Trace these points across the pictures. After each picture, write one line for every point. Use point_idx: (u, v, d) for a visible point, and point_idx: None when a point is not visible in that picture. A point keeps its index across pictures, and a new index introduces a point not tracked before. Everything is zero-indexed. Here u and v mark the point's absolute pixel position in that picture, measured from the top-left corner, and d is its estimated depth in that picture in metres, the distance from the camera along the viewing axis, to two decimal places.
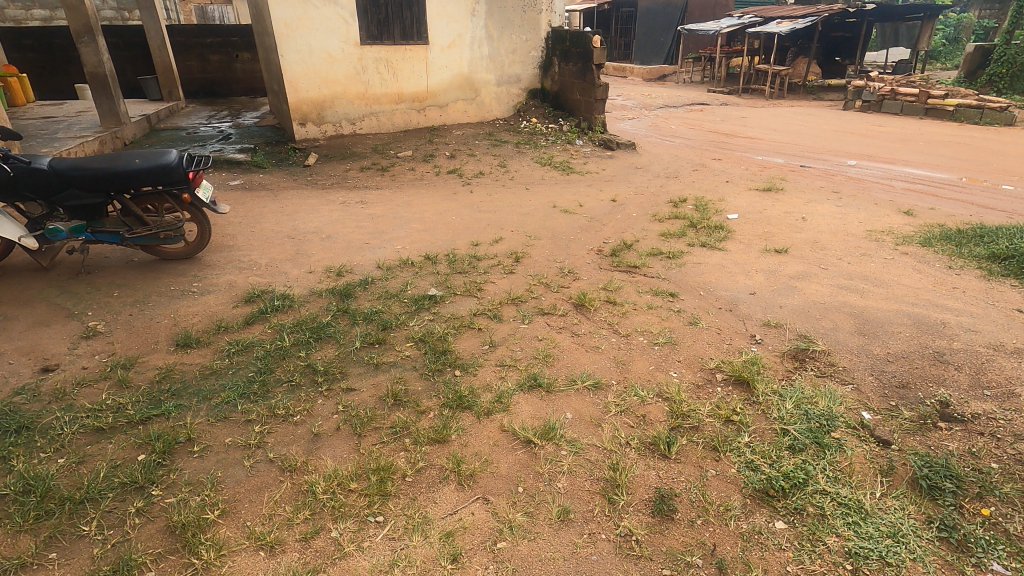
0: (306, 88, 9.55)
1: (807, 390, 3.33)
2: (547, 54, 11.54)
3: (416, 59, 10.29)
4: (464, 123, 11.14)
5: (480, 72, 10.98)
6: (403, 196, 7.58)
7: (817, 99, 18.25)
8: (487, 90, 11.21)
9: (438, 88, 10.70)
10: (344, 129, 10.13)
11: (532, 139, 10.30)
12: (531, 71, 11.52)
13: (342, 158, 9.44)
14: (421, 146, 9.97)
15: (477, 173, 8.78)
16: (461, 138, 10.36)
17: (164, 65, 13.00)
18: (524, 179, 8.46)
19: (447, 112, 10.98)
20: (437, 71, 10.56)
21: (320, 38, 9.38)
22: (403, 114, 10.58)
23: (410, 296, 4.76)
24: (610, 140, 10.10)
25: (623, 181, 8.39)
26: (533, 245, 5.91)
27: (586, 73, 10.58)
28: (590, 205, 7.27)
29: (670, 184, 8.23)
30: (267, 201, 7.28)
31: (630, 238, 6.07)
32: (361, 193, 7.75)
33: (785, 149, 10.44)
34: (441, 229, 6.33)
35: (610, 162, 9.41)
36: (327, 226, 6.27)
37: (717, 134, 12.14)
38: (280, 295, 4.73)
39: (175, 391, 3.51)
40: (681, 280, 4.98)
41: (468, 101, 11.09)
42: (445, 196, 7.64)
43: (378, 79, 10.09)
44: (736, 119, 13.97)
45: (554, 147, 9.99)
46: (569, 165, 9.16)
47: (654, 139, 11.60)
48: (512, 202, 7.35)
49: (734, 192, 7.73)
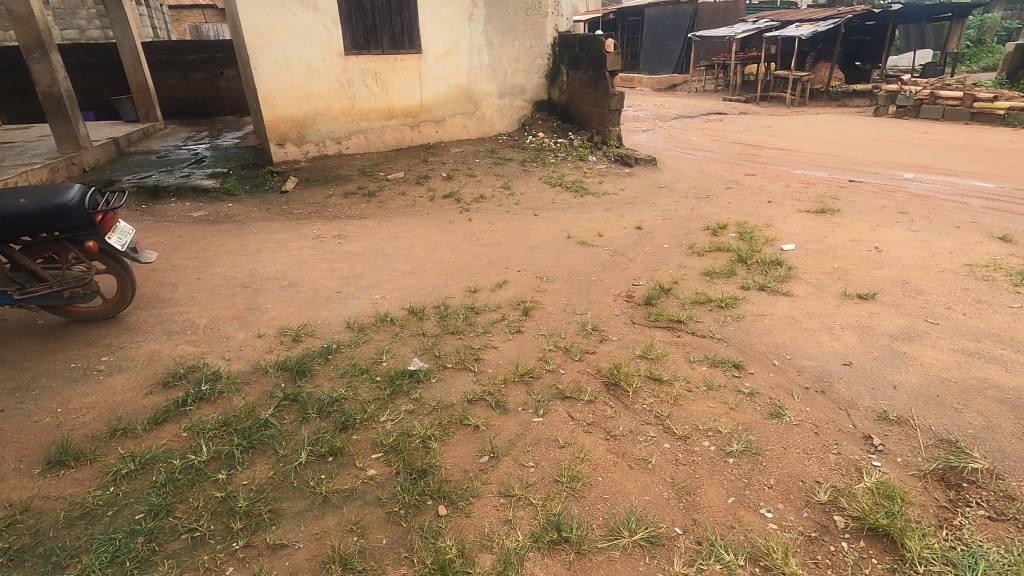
0: (283, 104, 8.49)
1: (992, 553, 2.11)
2: (554, 62, 10.44)
3: (408, 71, 9.22)
4: (463, 140, 10.04)
5: (480, 82, 9.89)
6: (389, 227, 6.45)
7: (842, 106, 17.08)
8: (488, 103, 10.11)
9: (433, 101, 9.61)
10: (328, 149, 9.05)
11: (539, 156, 9.18)
12: (537, 81, 10.42)
13: (325, 182, 8.35)
14: (415, 166, 8.87)
15: (477, 196, 7.65)
16: (460, 156, 9.26)
17: (140, 84, 12.02)
18: (531, 204, 7.31)
19: (444, 128, 9.88)
20: (431, 83, 9.48)
21: (299, 49, 8.33)
22: (396, 131, 9.49)
23: (384, 372, 3.58)
24: (628, 156, 8.96)
25: (646, 204, 7.23)
26: (546, 291, 4.74)
27: (598, 82, 9.49)
28: (611, 234, 6.10)
29: (702, 206, 7.06)
30: (229, 237, 6.16)
31: (665, 279, 4.89)
32: (342, 224, 6.63)
33: (825, 161, 9.26)
34: (432, 270, 5.19)
35: (629, 182, 8.26)
36: (292, 270, 5.14)
37: (743, 146, 10.99)
38: (212, 374, 3.55)
39: (13, 556, 2.31)
40: (743, 342, 3.77)
41: (466, 115, 9.99)
42: (439, 226, 6.49)
43: (365, 93, 9.02)
44: (762, 129, 12.78)
45: (563, 164, 8.87)
46: (583, 185, 8.03)
47: (675, 153, 10.47)
48: (519, 232, 6.20)
49: (780, 215, 6.54)
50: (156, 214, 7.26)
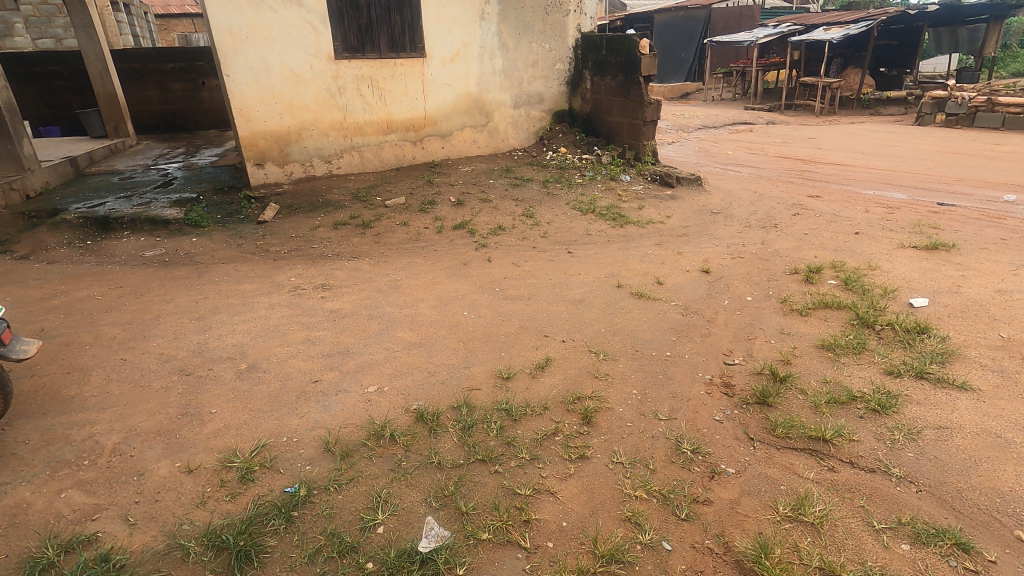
0: (262, 118, 7.17)
1: None
2: (576, 67, 9.13)
3: (409, 77, 7.91)
4: (473, 157, 8.71)
5: (493, 90, 8.58)
6: (388, 273, 5.10)
7: (876, 115, 15.82)
8: (502, 114, 8.79)
9: (438, 113, 8.29)
10: (316, 169, 7.72)
11: (563, 175, 7.86)
12: (557, 88, 9.10)
13: (312, 210, 7.02)
14: (418, 189, 7.53)
15: (495, 227, 6.31)
16: (470, 177, 7.93)
17: (108, 95, 10.72)
18: (562, 237, 5.97)
19: (451, 143, 8.55)
20: (437, 92, 8.17)
21: (280, 52, 7.01)
22: (396, 148, 8.16)
23: (382, 553, 2.20)
24: (668, 175, 7.62)
25: (704, 237, 5.89)
26: (609, 378, 3.38)
27: (630, 89, 8.18)
28: (673, 281, 4.75)
29: (774, 239, 5.73)
30: (183, 287, 4.81)
31: (771, 359, 3.53)
32: (328, 268, 5.27)
33: (896, 179, 7.94)
34: (447, 342, 3.83)
35: (673, 206, 6.93)
36: (257, 343, 3.78)
37: (790, 160, 9.69)
38: (97, 560, 2.17)
39: None
40: (944, 488, 2.40)
41: (477, 129, 8.67)
42: (451, 270, 5.14)
43: (360, 104, 7.70)
44: (803, 140, 11.48)
45: (592, 186, 7.54)
46: (620, 212, 6.70)
47: (715, 170, 9.15)
48: (554, 280, 4.84)
49: (881, 251, 5.20)
50: (102, 253, 5.90)
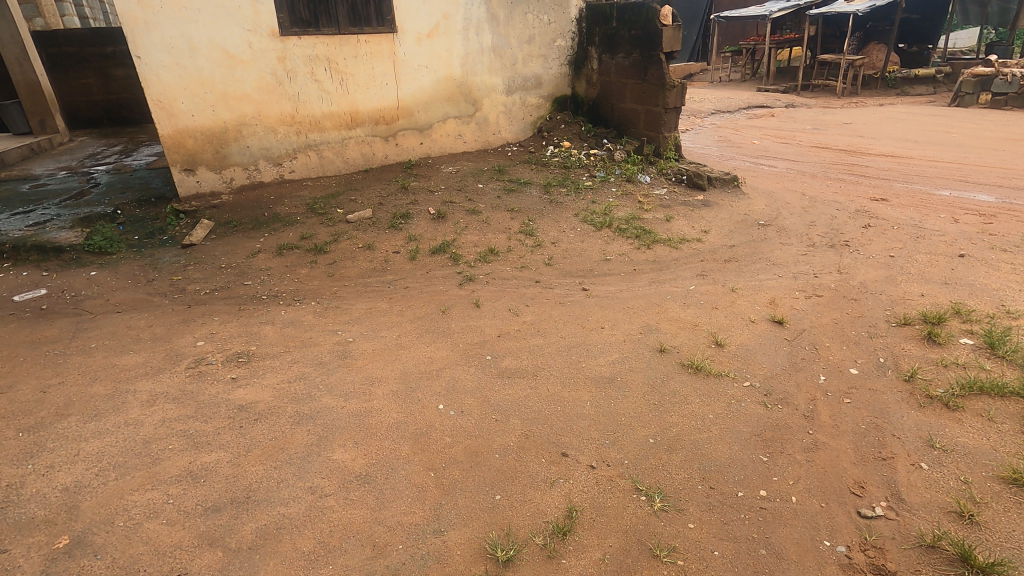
0: (189, 111, 5.68)
1: None
2: (581, 43, 7.63)
3: (377, 58, 6.41)
4: (459, 155, 7.24)
5: (481, 73, 7.09)
6: (337, 330, 3.68)
7: (904, 96, 14.41)
8: (492, 101, 7.30)
9: (415, 101, 6.80)
10: (262, 174, 6.24)
11: (569, 177, 6.44)
12: (558, 69, 7.60)
13: (254, 229, 5.58)
14: (389, 197, 6.09)
15: (485, 251, 4.91)
16: (455, 180, 6.49)
17: (31, 83, 9.14)
18: (572, 266, 4.58)
19: (432, 138, 7.07)
20: (411, 76, 6.68)
21: (208, 26, 5.50)
22: (363, 145, 6.68)
23: None
24: (698, 175, 6.21)
25: (758, 262, 4.51)
26: (679, 561, 2.00)
27: (648, 69, 6.72)
28: (736, 342, 3.37)
29: (853, 267, 4.36)
30: (41, 359, 3.38)
31: (936, 510, 2.15)
32: (258, 320, 3.86)
33: (971, 175, 6.57)
34: (410, 472, 2.44)
35: (708, 217, 5.53)
36: (107, 481, 2.38)
37: (831, 151, 8.29)
38: None
39: None
40: None
41: (462, 120, 7.19)
42: (426, 324, 3.73)
43: (315, 92, 6.20)
44: (838, 125, 10.04)
45: (604, 190, 6.14)
46: (643, 226, 5.31)
47: (746, 165, 7.74)
48: (570, 341, 3.45)
49: (1010, 286, 3.84)
50: None
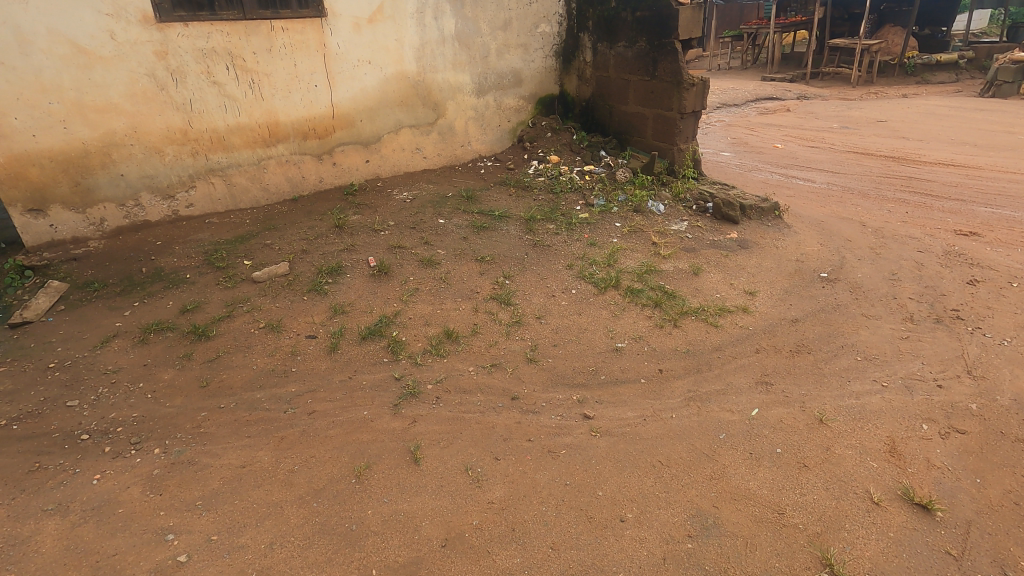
0: (27, 130, 4.04)
1: None
2: (571, 28, 6.06)
3: (300, 51, 4.81)
4: (418, 175, 5.68)
5: (442, 69, 5.51)
6: (170, 528, 2.15)
7: (926, 85, 13.08)
8: (458, 104, 5.72)
9: (356, 108, 5.23)
10: (147, 211, 4.63)
11: (559, 207, 4.92)
12: (542, 62, 6.03)
13: (123, 294, 3.99)
14: (318, 240, 4.54)
15: (441, 334, 3.40)
16: (409, 212, 4.95)
17: None
18: (567, 364, 3.09)
19: (381, 154, 5.50)
20: (349, 75, 5.10)
21: (44, 9, 3.86)
22: (288, 167, 5.10)
23: None
24: (728, 203, 4.73)
25: (841, 355, 3.04)
26: None
27: (659, 62, 5.20)
28: (863, 567, 1.89)
29: (987, 363, 2.93)
30: None
31: None
32: (47, 502, 2.30)
33: None
34: None
35: (749, 269, 4.07)
36: None
37: (875, 158, 6.86)
38: None
39: None
40: None
41: (420, 129, 5.62)
42: (323, 512, 2.21)
43: (215, 100, 4.60)
44: (870, 123, 8.61)
45: (606, 225, 4.65)
46: (664, 286, 3.83)
47: (777, 181, 6.28)
48: (568, 563, 1.95)
49: None
50: None
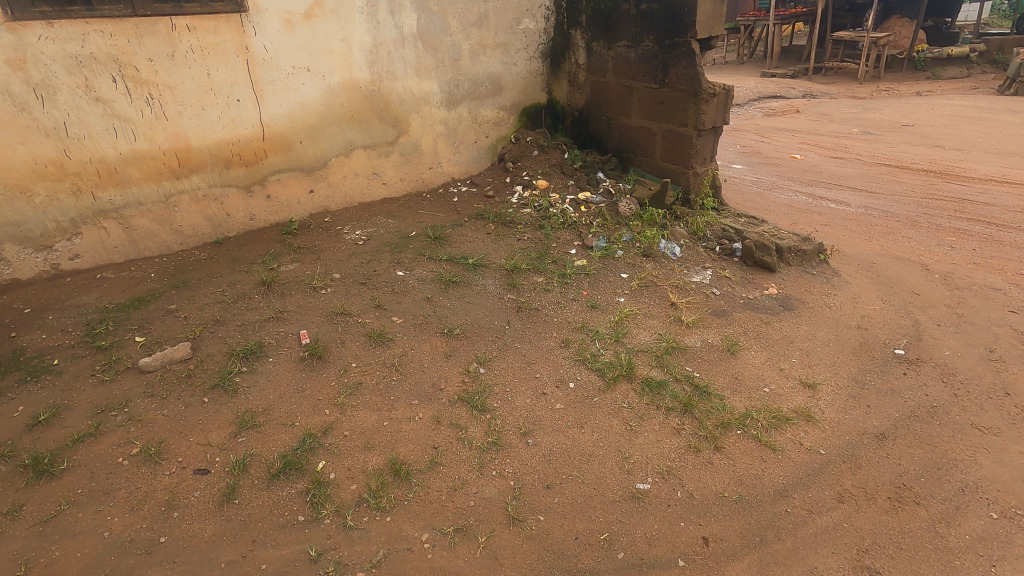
0: None
1: None
2: (559, 24, 5.03)
3: (214, 57, 3.75)
4: (375, 206, 4.65)
5: (402, 76, 4.47)
6: None
7: (937, 81, 12.25)
8: (424, 118, 4.68)
9: (292, 126, 4.17)
10: (15, 266, 3.55)
11: (549, 252, 3.91)
12: (526, 65, 5.00)
13: None
14: (239, 303, 3.50)
15: (386, 467, 2.39)
16: (361, 260, 3.92)
17: None
18: (568, 527, 2.10)
19: (328, 182, 4.46)
20: (282, 85, 4.05)
21: None
22: (207, 203, 4.04)
23: None
24: (762, 246, 3.76)
25: (966, 510, 2.10)
26: None
27: (672, 65, 4.19)
28: None
29: None
30: None
31: None
32: None
33: None
34: None
35: (800, 342, 3.11)
36: None
37: (914, 172, 5.93)
38: None
39: None
40: None
41: (377, 150, 4.58)
42: None
43: (99, 121, 3.52)
44: (894, 128, 7.70)
45: (610, 278, 3.67)
46: (693, 375, 2.85)
47: (804, 205, 5.32)
48: None
49: None
50: None
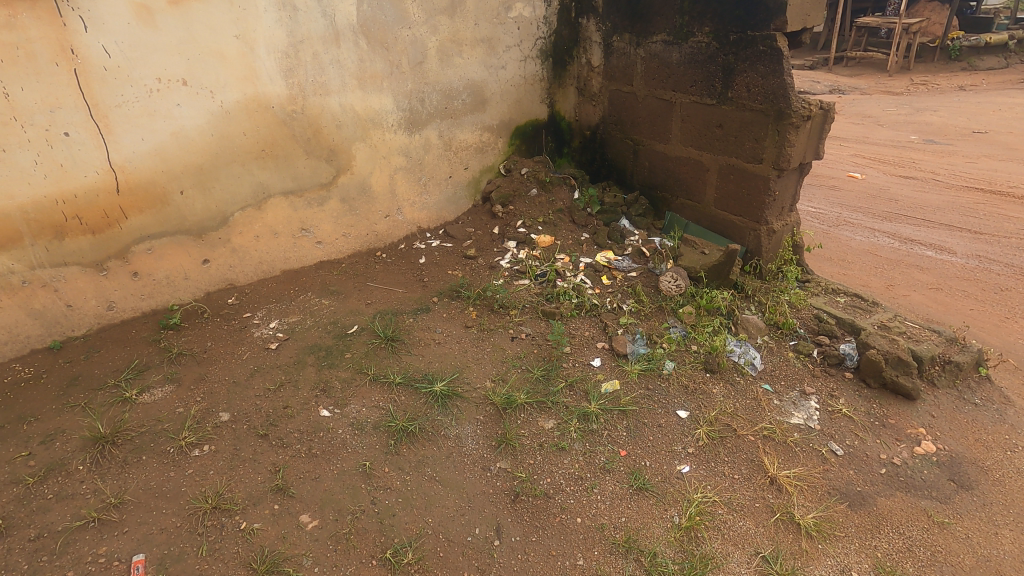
0: None
1: None
2: (565, 10, 3.61)
3: (13, 68, 2.29)
4: (305, 276, 3.24)
5: (338, 89, 3.04)
6: None
7: (975, 73, 10.96)
8: (373, 148, 3.25)
9: (165, 171, 2.74)
10: None
11: (559, 366, 2.53)
12: (519, 68, 3.58)
13: None
14: (47, 484, 2.08)
15: None
16: (269, 382, 2.52)
17: None
18: None
19: (232, 247, 3.04)
20: (142, 108, 2.59)
21: None
22: (29, 292, 2.60)
23: None
24: (896, 360, 2.41)
25: None
26: None
27: (741, 72, 2.79)
28: None
29: None
30: None
31: None
32: None
33: None
34: None
35: (1014, 574, 1.77)
36: None
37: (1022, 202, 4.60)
38: None
39: None
40: None
41: (305, 197, 3.16)
42: None
43: None
44: (964, 135, 6.37)
45: (660, 420, 2.30)
46: None
47: (896, 255, 3.98)
48: None
49: None
50: None
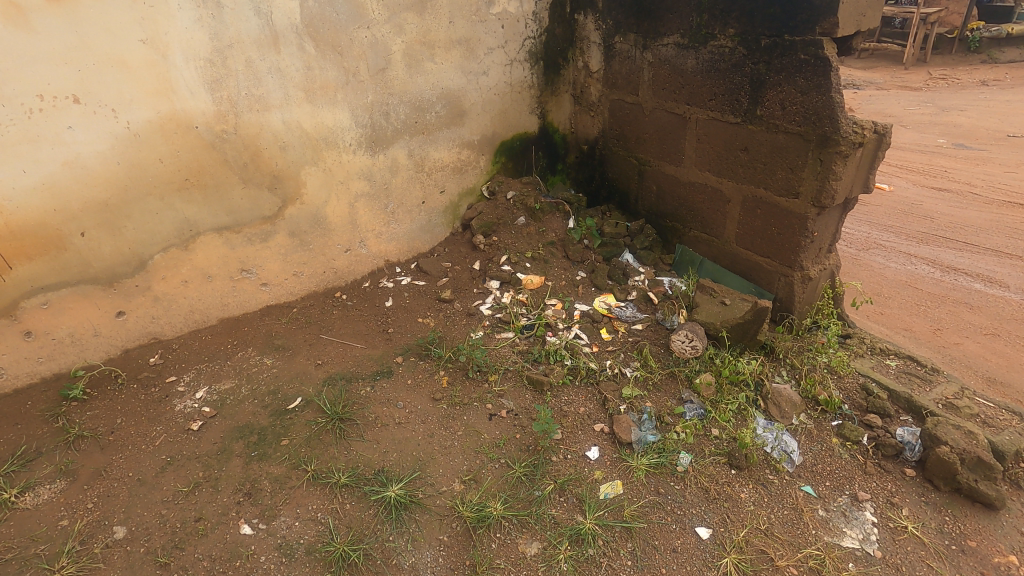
0: None
1: None
2: (559, 4, 3.05)
3: None
4: (246, 326, 2.72)
5: (280, 103, 2.49)
6: None
7: (996, 66, 10.37)
8: (327, 172, 2.72)
9: (58, 209, 2.19)
10: None
11: (547, 460, 2.01)
12: (504, 73, 3.03)
13: None
14: None
15: None
16: (183, 480, 2.00)
17: None
18: None
19: (153, 295, 2.51)
20: (20, 134, 2.03)
21: None
22: None
23: None
24: (974, 461, 1.89)
25: None
26: None
27: (775, 85, 2.25)
28: None
29: None
30: None
31: None
32: None
33: None
34: None
35: None
36: None
37: None
38: None
39: None
40: None
41: (244, 233, 2.63)
42: None
43: None
44: (997, 140, 5.82)
45: (675, 543, 1.79)
46: None
47: (940, 288, 3.46)
48: None
49: None
50: None
